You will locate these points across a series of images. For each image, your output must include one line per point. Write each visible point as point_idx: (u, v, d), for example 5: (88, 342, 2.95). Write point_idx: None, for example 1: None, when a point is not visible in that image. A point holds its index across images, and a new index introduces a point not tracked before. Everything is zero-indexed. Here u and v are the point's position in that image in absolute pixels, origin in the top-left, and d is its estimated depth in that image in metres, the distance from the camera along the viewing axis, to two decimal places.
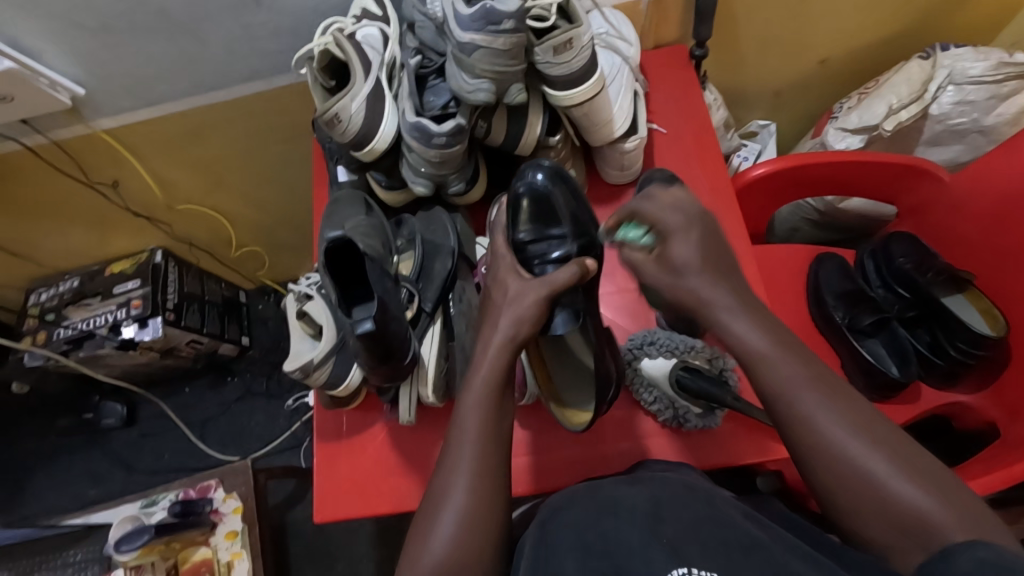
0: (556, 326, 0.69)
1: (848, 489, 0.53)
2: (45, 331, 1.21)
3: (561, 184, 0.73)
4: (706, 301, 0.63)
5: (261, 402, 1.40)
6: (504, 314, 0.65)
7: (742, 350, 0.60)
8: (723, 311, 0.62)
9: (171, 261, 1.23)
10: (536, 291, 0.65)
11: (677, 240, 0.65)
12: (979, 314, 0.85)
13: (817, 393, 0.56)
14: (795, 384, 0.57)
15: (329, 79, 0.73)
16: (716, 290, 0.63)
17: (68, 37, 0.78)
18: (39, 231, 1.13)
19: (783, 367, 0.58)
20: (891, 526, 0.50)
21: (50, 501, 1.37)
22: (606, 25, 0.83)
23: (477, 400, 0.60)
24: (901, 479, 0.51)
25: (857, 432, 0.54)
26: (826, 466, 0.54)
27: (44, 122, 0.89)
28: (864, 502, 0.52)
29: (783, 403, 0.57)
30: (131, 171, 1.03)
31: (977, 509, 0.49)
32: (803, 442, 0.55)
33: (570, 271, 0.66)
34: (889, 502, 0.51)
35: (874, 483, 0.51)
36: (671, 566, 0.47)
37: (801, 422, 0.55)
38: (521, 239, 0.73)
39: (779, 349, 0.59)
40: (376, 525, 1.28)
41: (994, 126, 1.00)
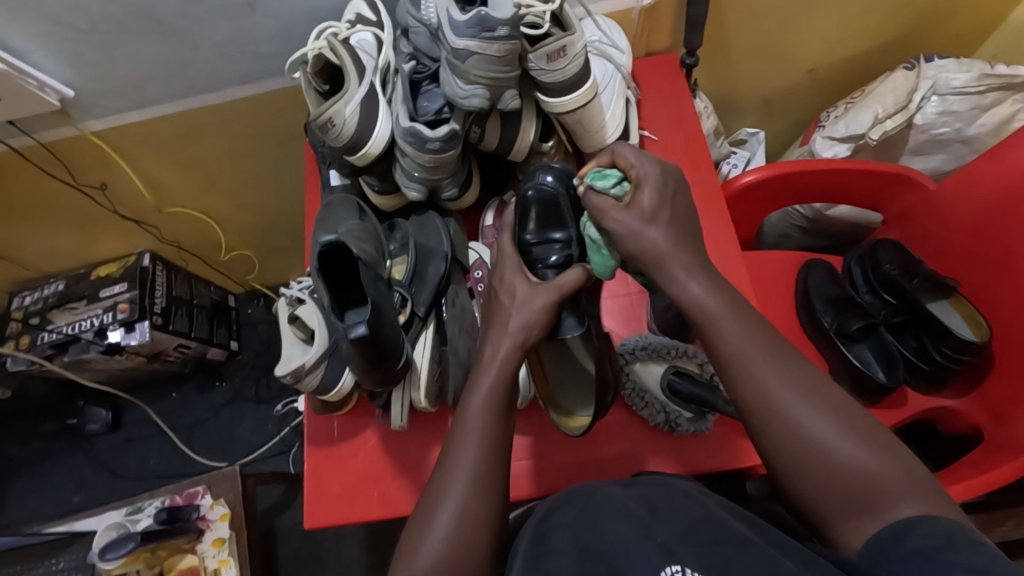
0: (566, 331, 0.69)
1: (795, 455, 0.51)
2: (29, 335, 1.19)
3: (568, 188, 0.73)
4: (665, 257, 0.60)
5: (250, 407, 1.39)
6: (514, 317, 0.65)
7: (695, 310, 0.58)
8: (679, 267, 0.60)
9: (159, 264, 1.22)
10: (545, 295, 0.65)
11: (648, 188, 0.62)
12: (963, 320, 0.88)
13: (765, 354, 0.54)
14: (744, 343, 0.55)
15: (323, 83, 0.73)
16: (676, 246, 0.61)
17: (58, 38, 0.78)
18: (23, 234, 1.12)
19: (735, 333, 0.56)
20: (836, 491, 0.48)
21: (32, 508, 1.35)
22: (598, 32, 0.83)
23: (482, 405, 0.59)
24: (847, 442, 0.49)
25: (805, 393, 0.52)
26: (772, 426, 0.52)
27: (31, 123, 0.89)
28: (810, 465, 0.50)
29: (730, 364, 0.55)
30: (120, 173, 1.02)
31: (928, 479, 0.47)
32: (747, 399, 0.53)
33: (577, 273, 0.66)
34: (835, 465, 0.49)
35: (821, 445, 0.50)
36: (664, 564, 0.45)
37: (749, 380, 0.54)
38: (527, 240, 0.73)
39: (730, 311, 0.57)
40: (366, 530, 1.28)
41: (976, 136, 1.02)
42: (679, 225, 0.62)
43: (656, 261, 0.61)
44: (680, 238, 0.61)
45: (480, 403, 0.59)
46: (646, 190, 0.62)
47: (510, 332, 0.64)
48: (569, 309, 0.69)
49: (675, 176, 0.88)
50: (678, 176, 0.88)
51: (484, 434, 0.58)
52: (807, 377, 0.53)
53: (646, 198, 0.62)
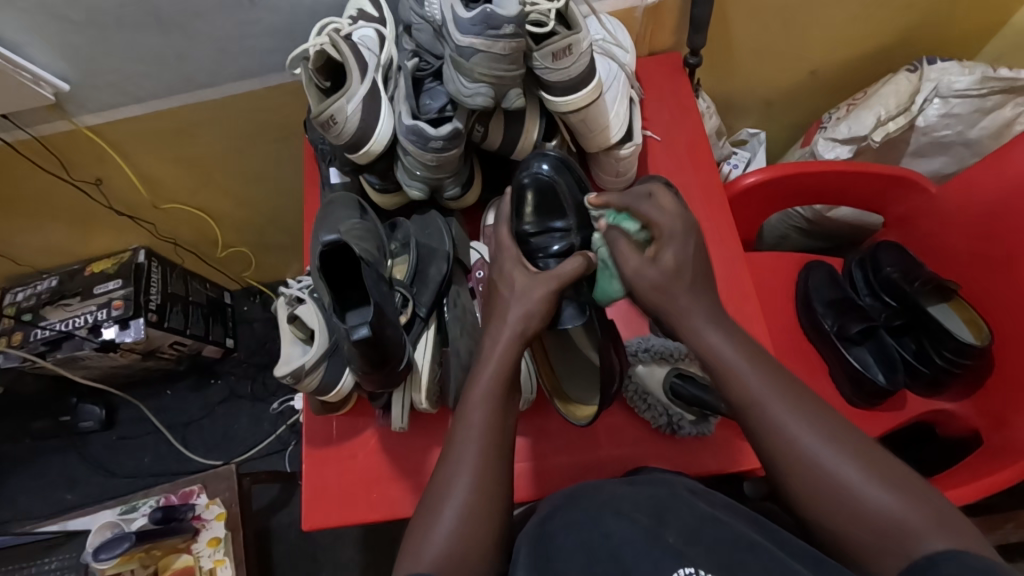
0: (566, 321, 0.68)
1: (821, 500, 0.51)
2: (22, 331, 1.17)
3: (565, 173, 0.74)
4: (683, 310, 0.63)
5: (246, 405, 1.38)
6: (514, 308, 0.65)
7: (714, 358, 0.60)
8: (698, 320, 0.62)
9: (154, 261, 1.20)
10: (545, 285, 0.65)
11: (668, 246, 0.66)
12: (964, 323, 0.88)
13: (787, 402, 0.55)
14: (764, 391, 0.55)
15: (324, 80, 0.72)
16: (694, 302, 0.63)
17: (53, 31, 0.76)
18: (17, 229, 1.10)
19: (754, 378, 0.56)
20: (865, 531, 0.48)
21: (25, 506, 1.33)
22: (603, 31, 0.82)
23: (483, 397, 0.59)
24: (875, 485, 0.49)
25: (829, 437, 0.52)
26: (797, 473, 0.52)
27: (25, 117, 0.87)
28: (838, 509, 0.50)
29: (753, 412, 0.55)
30: (115, 169, 1.01)
31: (954, 515, 0.47)
32: (773, 451, 0.53)
33: (576, 262, 0.66)
34: (864, 508, 0.49)
35: (848, 489, 0.50)
36: (677, 565, 0.45)
37: (773, 431, 0.54)
38: (526, 231, 0.73)
39: (751, 360, 0.58)
40: (363, 530, 1.27)
41: (977, 139, 1.02)
42: (699, 282, 0.65)
43: (676, 312, 0.64)
44: (698, 291, 0.64)
45: (481, 398, 0.59)
46: (667, 247, 0.66)
47: (511, 323, 0.64)
48: (572, 298, 0.68)
49: (677, 176, 0.88)
50: (681, 177, 0.88)
51: (487, 430, 0.58)
52: (829, 421, 0.53)
53: (668, 254, 0.66)
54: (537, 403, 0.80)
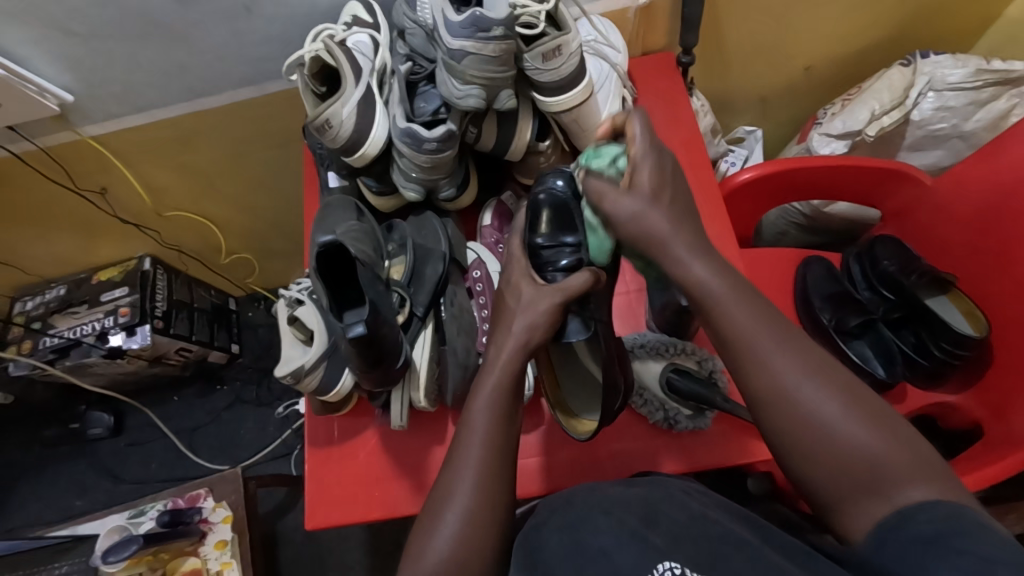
0: (571, 334, 0.69)
1: (802, 438, 0.49)
2: (31, 340, 1.19)
3: (578, 194, 0.75)
4: (667, 239, 0.59)
5: (251, 409, 1.39)
6: (519, 320, 0.65)
7: (701, 291, 0.57)
8: (681, 248, 0.59)
9: (160, 268, 1.22)
10: (550, 297, 0.64)
11: (643, 169, 0.62)
12: (962, 314, 0.87)
13: (775, 337, 0.53)
14: (756, 329, 0.53)
15: (320, 85, 0.74)
16: (675, 227, 0.60)
17: (57, 43, 0.78)
18: (25, 238, 1.13)
19: (736, 308, 0.55)
20: (843, 472, 0.47)
21: (35, 512, 1.35)
22: (595, 32, 0.83)
23: (487, 406, 0.59)
24: (858, 427, 0.48)
25: (818, 378, 0.51)
26: (778, 409, 0.51)
27: (31, 128, 0.89)
28: (819, 449, 0.48)
29: (738, 347, 0.54)
30: (119, 177, 1.02)
31: (933, 460, 0.46)
32: (759, 388, 0.52)
33: (584, 277, 0.65)
34: (845, 449, 0.48)
35: (831, 429, 0.48)
36: (660, 562, 0.46)
37: (757, 366, 0.52)
38: (537, 244, 0.72)
39: (734, 292, 0.56)
40: (368, 531, 1.28)
41: (973, 131, 1.02)
42: (677, 207, 0.62)
43: (659, 244, 0.60)
44: (679, 220, 0.61)
45: (484, 405, 0.59)
46: (642, 169, 0.62)
47: (516, 335, 0.63)
48: (576, 310, 0.68)
49: None
50: None
51: (490, 435, 0.57)
52: (817, 360, 0.52)
53: (644, 176, 0.62)
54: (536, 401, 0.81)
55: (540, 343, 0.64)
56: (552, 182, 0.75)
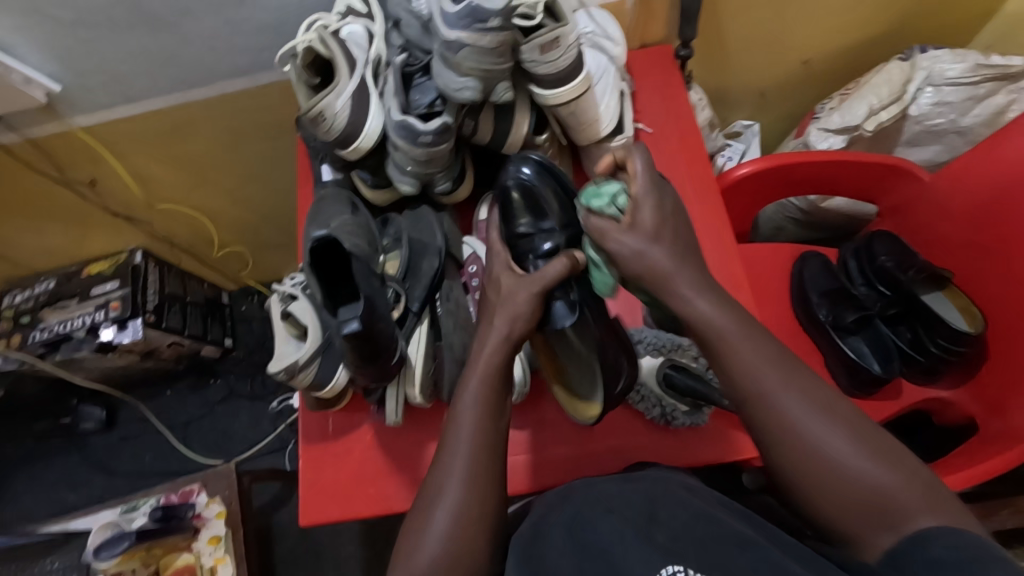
0: (557, 318, 0.66)
1: (810, 473, 0.50)
2: (20, 334, 1.17)
3: (549, 178, 0.74)
4: (670, 274, 0.57)
5: (246, 403, 1.38)
6: (500, 314, 0.63)
7: (704, 328, 0.56)
8: (685, 286, 0.57)
9: (151, 261, 1.20)
10: (528, 288, 0.62)
11: (645, 205, 0.59)
12: (958, 311, 0.87)
13: (777, 371, 0.53)
14: (755, 361, 0.53)
15: (313, 76, 0.72)
16: (678, 264, 0.58)
17: (44, 31, 0.77)
18: (14, 231, 1.11)
19: (752, 361, 0.53)
20: (855, 503, 0.48)
21: (27, 507, 1.34)
22: (592, 24, 0.82)
23: (473, 401, 0.58)
24: (866, 461, 0.49)
25: (821, 412, 0.51)
26: (787, 445, 0.51)
27: (18, 119, 0.87)
28: (827, 485, 0.49)
29: (747, 386, 0.53)
30: (109, 169, 1.01)
31: (934, 484, 0.48)
32: (767, 425, 0.52)
33: (561, 263, 0.62)
34: (855, 483, 0.48)
35: (839, 464, 0.49)
36: (664, 564, 0.45)
37: (767, 410, 0.52)
38: (517, 233, 0.71)
39: (740, 329, 0.55)
40: (363, 526, 1.27)
41: (971, 126, 1.02)
42: (680, 242, 0.59)
43: (660, 279, 0.57)
44: (682, 255, 0.59)
45: (472, 401, 0.59)
46: (644, 207, 0.59)
47: (499, 332, 0.62)
48: (563, 292, 0.66)
49: (670, 169, 0.88)
50: (673, 170, 0.88)
51: (478, 431, 0.57)
52: (823, 396, 0.52)
53: (646, 216, 0.59)
54: (530, 398, 0.80)
55: (523, 334, 0.62)
56: (519, 170, 0.75)
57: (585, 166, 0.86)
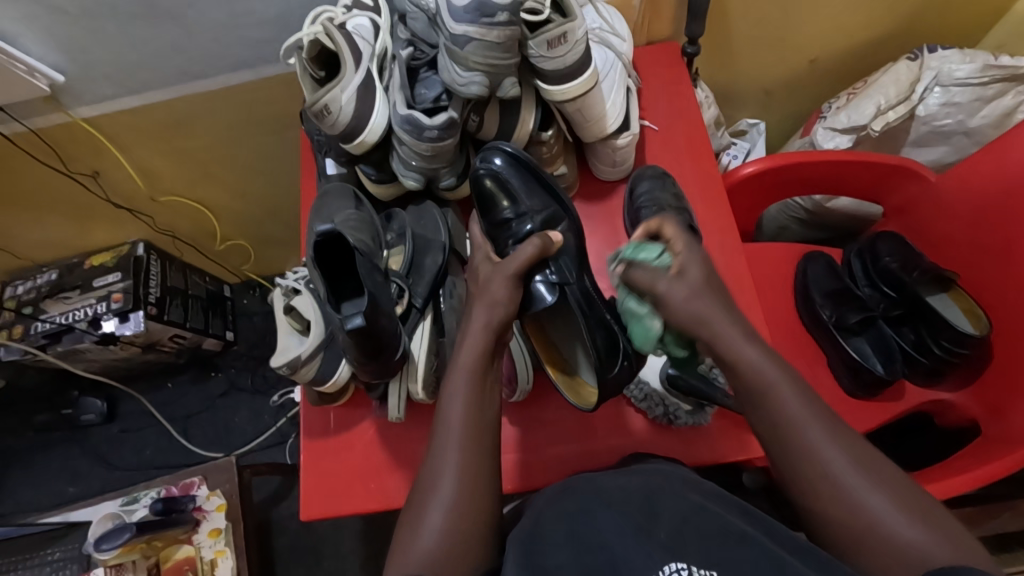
0: (539, 300, 0.67)
1: (844, 523, 0.52)
2: (22, 325, 1.17)
3: (513, 163, 0.75)
4: (715, 320, 0.62)
5: (247, 397, 1.38)
6: (481, 303, 0.64)
7: (751, 374, 0.59)
8: (728, 331, 0.61)
9: (152, 255, 1.20)
10: (501, 275, 0.64)
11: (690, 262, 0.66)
12: (961, 312, 0.88)
13: (822, 426, 0.56)
14: (800, 416, 0.56)
15: (318, 69, 0.72)
16: (723, 313, 0.63)
17: (47, 21, 0.76)
18: (16, 222, 1.11)
19: (788, 407, 0.56)
20: (886, 556, 0.50)
21: (27, 498, 1.34)
22: (600, 20, 0.82)
23: (458, 392, 0.59)
24: (903, 518, 0.51)
25: (860, 468, 0.54)
26: (825, 497, 0.53)
27: (21, 109, 0.87)
28: (863, 538, 0.51)
29: (790, 433, 0.56)
30: (112, 161, 1.00)
31: (974, 547, 0.49)
32: (805, 476, 0.55)
33: (531, 245, 0.64)
34: (888, 538, 0.50)
35: (875, 518, 0.51)
36: (666, 562, 0.45)
37: (805, 458, 0.55)
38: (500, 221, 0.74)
39: (784, 379, 0.58)
40: (363, 522, 1.27)
41: (978, 128, 1.01)
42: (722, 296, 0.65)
43: (713, 326, 0.62)
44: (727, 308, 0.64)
45: (459, 396, 0.59)
46: (691, 264, 0.66)
47: (480, 321, 0.63)
48: (545, 274, 0.67)
49: (675, 168, 0.88)
50: (678, 169, 0.88)
51: (465, 424, 0.57)
52: (863, 452, 0.54)
53: (692, 270, 0.65)
54: (532, 396, 0.80)
55: (503, 321, 0.63)
56: (492, 160, 0.75)
57: (592, 164, 0.87)
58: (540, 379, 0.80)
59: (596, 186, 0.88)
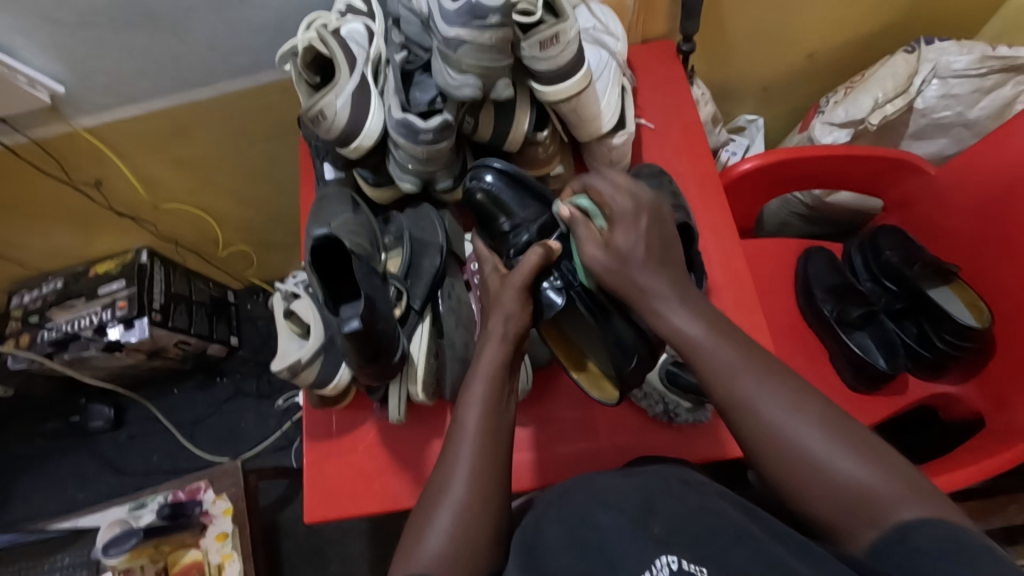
0: (550, 307, 0.66)
1: (790, 467, 0.50)
2: (29, 334, 1.19)
3: (511, 179, 0.73)
4: (648, 291, 0.60)
5: (252, 402, 1.39)
6: (494, 316, 0.65)
7: (678, 338, 0.59)
8: (657, 299, 0.60)
9: (157, 261, 1.21)
10: (512, 286, 0.65)
11: (621, 226, 0.62)
12: (965, 306, 0.87)
13: (758, 375, 0.54)
14: (734, 366, 0.55)
15: (313, 75, 0.72)
16: (655, 278, 0.61)
17: (48, 34, 0.77)
18: (21, 232, 1.12)
19: (722, 351, 0.56)
20: (839, 502, 0.48)
21: (36, 505, 1.35)
22: (593, 19, 0.82)
23: (478, 399, 0.59)
24: (848, 459, 0.49)
25: (796, 411, 0.52)
26: (766, 444, 0.52)
27: (23, 120, 0.88)
28: (806, 480, 0.49)
29: (724, 384, 0.55)
30: (114, 170, 1.01)
31: (923, 485, 0.47)
32: (749, 430, 0.53)
33: (535, 252, 0.65)
34: (838, 482, 0.48)
35: (819, 461, 0.49)
36: (658, 555, 0.45)
37: (736, 401, 0.54)
38: (505, 231, 0.73)
39: (714, 336, 0.57)
40: (369, 523, 1.28)
41: (978, 119, 1.01)
42: (659, 254, 0.62)
43: (638, 294, 0.61)
44: (664, 267, 0.62)
45: (478, 404, 0.59)
46: (620, 229, 0.62)
47: (496, 333, 0.63)
48: (550, 280, 0.66)
49: (672, 165, 0.88)
50: (675, 166, 0.88)
51: (482, 430, 0.57)
52: (803, 392, 0.53)
53: (622, 237, 0.62)
54: (534, 395, 0.80)
55: (518, 333, 0.64)
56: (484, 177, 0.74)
57: (587, 162, 0.87)
58: (542, 379, 0.81)
59: None
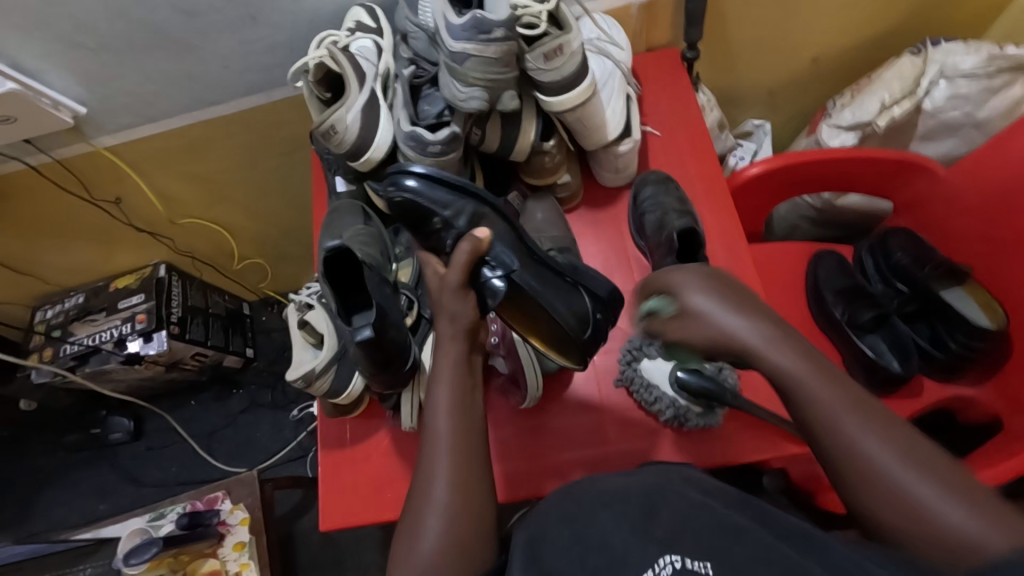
0: (492, 295, 0.63)
1: (855, 474, 0.48)
2: (52, 348, 1.22)
3: (429, 180, 0.67)
4: (725, 337, 0.52)
5: (267, 412, 1.41)
6: (440, 317, 0.63)
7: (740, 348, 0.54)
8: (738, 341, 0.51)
9: (174, 275, 1.24)
10: (454, 292, 0.61)
11: (690, 291, 0.52)
12: (979, 307, 0.85)
13: (823, 378, 0.51)
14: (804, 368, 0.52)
15: (324, 91, 0.74)
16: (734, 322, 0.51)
17: (70, 57, 0.80)
18: (42, 250, 1.15)
19: (787, 358, 0.51)
20: (894, 508, 0.46)
21: (59, 516, 1.38)
22: (597, 30, 0.83)
23: (448, 399, 0.59)
24: (911, 470, 0.46)
25: (864, 415, 0.49)
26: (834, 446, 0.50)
27: (46, 141, 0.91)
28: (868, 486, 0.47)
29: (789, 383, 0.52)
30: (132, 187, 1.04)
31: (995, 503, 0.43)
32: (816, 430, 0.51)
33: (463, 251, 0.60)
34: (898, 490, 0.46)
35: (882, 468, 0.47)
36: (662, 555, 0.45)
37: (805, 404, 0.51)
38: (461, 229, 0.68)
39: (780, 339, 0.52)
40: (384, 531, 1.29)
41: (987, 119, 1.00)
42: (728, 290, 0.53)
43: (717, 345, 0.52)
44: (742, 310, 0.52)
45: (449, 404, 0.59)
46: (692, 296, 0.52)
47: (445, 333, 0.62)
48: (490, 269, 0.63)
49: (677, 172, 0.89)
50: (680, 172, 0.89)
51: (455, 430, 0.58)
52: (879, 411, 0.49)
53: (694, 302, 0.52)
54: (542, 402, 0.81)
55: (468, 329, 0.62)
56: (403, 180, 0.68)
57: (595, 170, 0.88)
58: (549, 386, 0.82)
59: (599, 193, 0.90)
